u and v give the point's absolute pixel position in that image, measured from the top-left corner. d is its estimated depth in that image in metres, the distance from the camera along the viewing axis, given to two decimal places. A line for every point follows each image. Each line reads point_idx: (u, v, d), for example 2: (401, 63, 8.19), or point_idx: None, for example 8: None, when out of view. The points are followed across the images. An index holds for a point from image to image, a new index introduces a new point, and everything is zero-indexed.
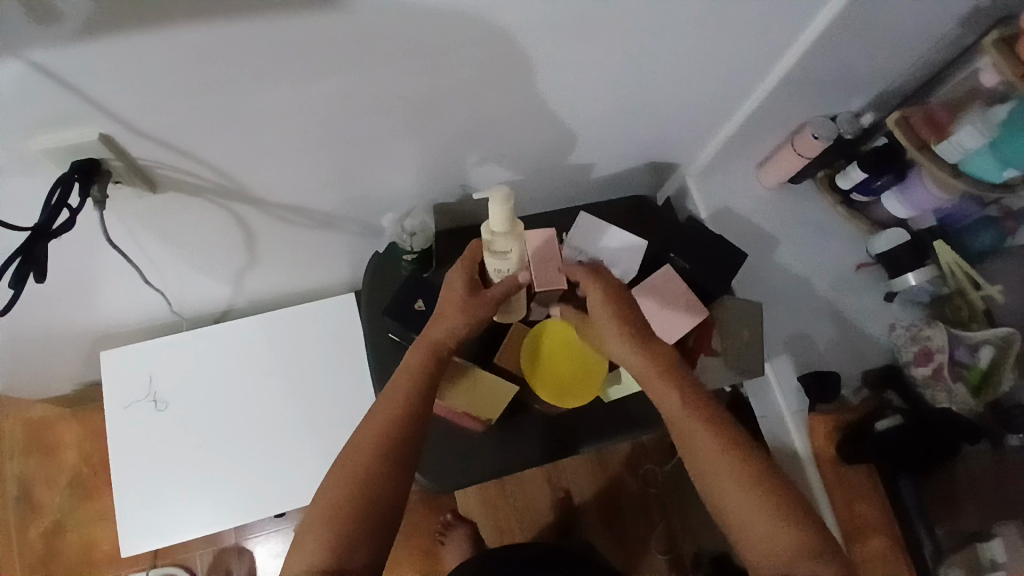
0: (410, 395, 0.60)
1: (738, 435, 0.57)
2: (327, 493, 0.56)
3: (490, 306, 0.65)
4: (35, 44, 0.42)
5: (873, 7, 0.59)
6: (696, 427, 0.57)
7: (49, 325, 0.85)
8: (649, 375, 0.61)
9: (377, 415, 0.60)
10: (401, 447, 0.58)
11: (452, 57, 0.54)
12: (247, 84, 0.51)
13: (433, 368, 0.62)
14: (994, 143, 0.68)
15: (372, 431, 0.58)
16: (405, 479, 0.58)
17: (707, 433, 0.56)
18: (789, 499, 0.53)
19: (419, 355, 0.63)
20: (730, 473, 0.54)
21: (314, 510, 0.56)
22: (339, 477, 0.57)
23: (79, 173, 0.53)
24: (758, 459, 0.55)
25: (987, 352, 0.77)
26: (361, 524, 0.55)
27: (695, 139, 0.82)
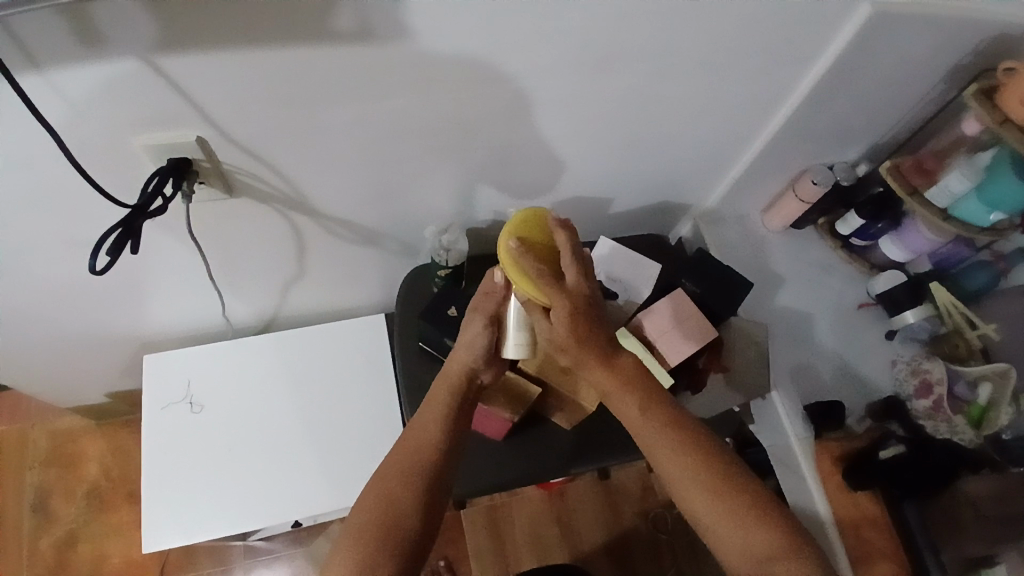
0: (437, 429, 0.65)
1: (701, 435, 0.60)
2: (357, 514, 0.60)
3: (479, 325, 0.68)
4: (165, 50, 0.51)
5: (858, 60, 0.69)
6: (660, 440, 0.60)
7: (103, 322, 0.91)
8: (617, 392, 0.62)
9: (405, 444, 0.65)
10: (429, 467, 0.63)
11: (499, 85, 0.63)
12: (327, 98, 0.60)
13: (457, 399, 0.68)
14: (980, 188, 0.76)
15: (401, 460, 0.63)
16: (435, 494, 0.62)
17: (666, 439, 0.59)
18: (759, 498, 0.57)
19: (441, 389, 0.69)
20: (693, 482, 0.58)
21: (350, 527, 0.59)
22: (369, 501, 0.60)
23: (175, 168, 0.61)
24: (726, 459, 0.59)
25: (986, 388, 0.81)
26: (395, 536, 0.58)
27: (706, 179, 0.90)
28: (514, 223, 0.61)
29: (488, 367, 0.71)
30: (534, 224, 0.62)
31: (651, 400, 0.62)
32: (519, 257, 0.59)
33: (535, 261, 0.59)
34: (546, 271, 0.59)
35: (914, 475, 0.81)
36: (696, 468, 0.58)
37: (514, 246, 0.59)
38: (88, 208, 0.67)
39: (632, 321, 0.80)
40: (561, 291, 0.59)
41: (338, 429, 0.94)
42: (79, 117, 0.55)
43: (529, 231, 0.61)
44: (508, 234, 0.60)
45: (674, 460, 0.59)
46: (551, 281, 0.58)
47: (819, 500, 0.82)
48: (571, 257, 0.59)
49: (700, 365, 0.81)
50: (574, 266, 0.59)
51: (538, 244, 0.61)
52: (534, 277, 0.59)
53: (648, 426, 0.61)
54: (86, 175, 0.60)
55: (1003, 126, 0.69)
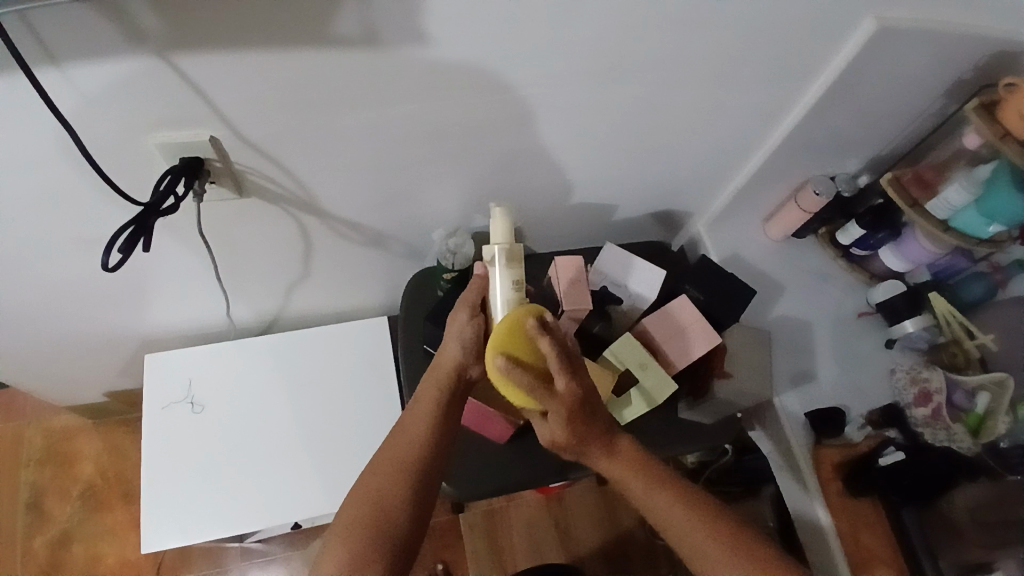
0: (428, 424, 0.64)
1: (712, 507, 0.61)
2: (349, 512, 0.61)
3: (466, 319, 0.66)
4: (183, 49, 0.51)
5: (862, 73, 0.70)
6: (669, 512, 0.60)
7: (105, 321, 0.91)
8: (627, 477, 0.61)
9: (396, 440, 0.64)
10: (420, 465, 0.63)
11: (511, 91, 0.64)
12: (341, 101, 0.60)
13: (446, 396, 0.65)
14: (979, 200, 0.77)
15: (391, 455, 0.63)
16: (425, 491, 0.63)
17: (681, 517, 0.59)
18: (774, 562, 0.58)
19: (430, 386, 0.66)
20: (714, 554, 0.58)
21: (342, 524, 0.60)
22: (358, 496, 0.62)
23: (189, 167, 0.62)
24: (738, 526, 0.60)
25: (983, 397, 0.82)
26: (385, 536, 0.59)
27: (710, 188, 0.91)
28: (497, 334, 0.58)
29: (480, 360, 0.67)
30: (516, 334, 0.57)
31: (659, 479, 0.61)
32: (509, 377, 0.56)
33: (525, 380, 0.56)
34: (536, 381, 0.56)
35: (912, 481, 0.83)
36: (705, 534, 0.59)
37: (502, 364, 0.56)
38: (98, 206, 0.67)
39: (636, 326, 0.81)
40: (554, 399, 0.56)
41: (338, 431, 0.93)
42: (93, 114, 0.56)
43: (516, 346, 0.57)
44: (494, 352, 0.57)
45: (683, 527, 0.59)
46: (542, 391, 0.56)
47: (818, 507, 0.84)
48: (559, 362, 0.55)
49: (703, 371, 0.82)
50: (563, 375, 0.55)
51: (526, 357, 0.57)
52: (526, 391, 0.56)
53: (662, 505, 0.60)
54: (101, 172, 0.60)
55: (1003, 140, 0.70)
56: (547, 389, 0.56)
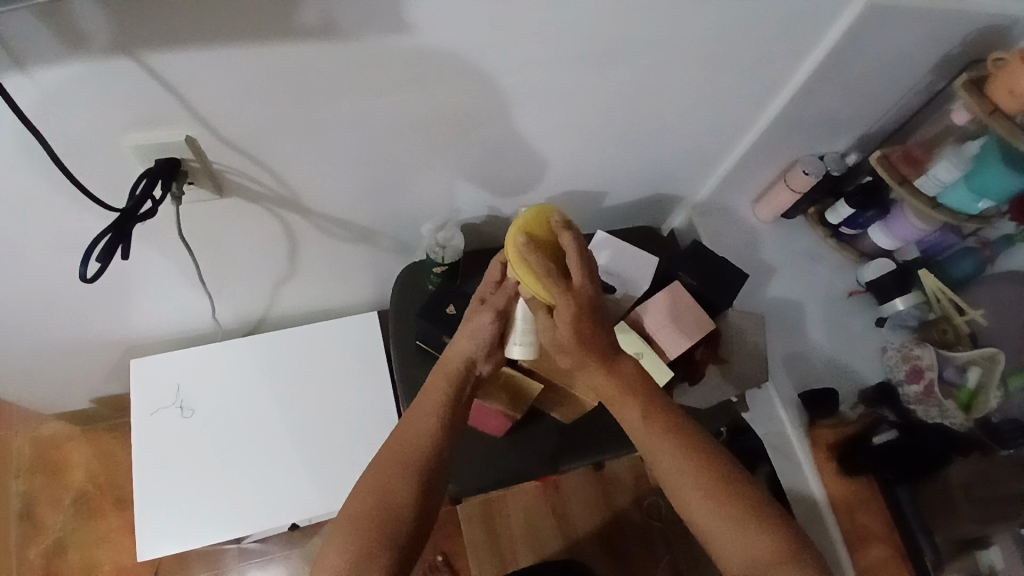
0: (436, 421, 0.65)
1: (698, 437, 0.61)
2: (353, 507, 0.60)
3: (486, 318, 0.69)
4: (153, 47, 0.49)
5: (851, 53, 0.70)
6: (662, 446, 0.60)
7: (88, 328, 0.88)
8: (615, 396, 0.62)
9: (403, 434, 0.64)
10: (428, 464, 0.62)
11: (495, 80, 0.62)
12: (325, 95, 0.58)
13: (456, 388, 0.67)
14: (968, 176, 0.77)
15: (401, 450, 0.63)
16: (430, 495, 0.62)
17: (665, 447, 0.59)
18: (759, 503, 0.57)
19: (439, 381, 0.68)
20: (693, 483, 0.58)
21: (341, 524, 0.59)
22: (368, 491, 0.60)
23: (162, 168, 0.60)
24: (722, 460, 0.60)
25: (974, 372, 0.83)
26: (390, 531, 0.58)
27: (699, 171, 0.90)
28: (522, 220, 0.60)
29: (488, 358, 0.71)
30: (542, 220, 0.60)
31: (653, 408, 0.61)
32: (528, 256, 0.58)
33: (544, 261, 0.58)
34: (552, 267, 0.58)
35: (906, 458, 0.86)
36: (699, 471, 0.58)
37: (523, 243, 0.58)
38: (73, 211, 0.65)
39: (630, 314, 0.81)
40: (568, 290, 0.58)
41: (331, 429, 0.92)
42: (61, 117, 0.53)
43: (537, 229, 0.60)
44: (516, 230, 0.59)
45: (673, 462, 0.59)
46: (558, 280, 0.58)
47: (817, 487, 0.88)
48: (579, 256, 0.58)
49: (696, 356, 0.83)
50: (580, 269, 0.58)
51: (546, 242, 0.60)
52: (540, 274, 0.58)
53: (651, 433, 0.60)
54: (75, 177, 0.58)
55: (992, 116, 0.70)
56: (564, 281, 0.58)
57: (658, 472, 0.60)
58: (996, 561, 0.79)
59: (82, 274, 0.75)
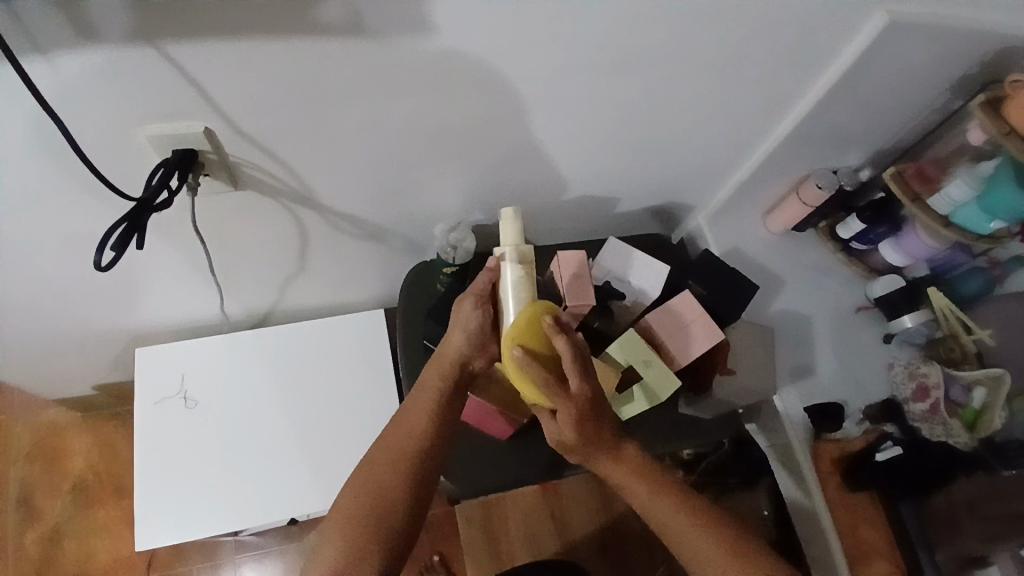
0: (427, 416, 0.64)
1: (706, 508, 0.63)
2: (345, 502, 0.60)
3: (473, 310, 0.66)
4: (174, 38, 0.49)
5: (869, 69, 0.69)
6: (675, 520, 0.61)
7: (94, 316, 0.88)
8: (624, 478, 0.63)
9: (396, 431, 0.64)
10: (420, 460, 0.62)
11: (513, 83, 0.62)
12: (341, 92, 0.58)
13: (447, 383, 0.65)
14: (980, 195, 0.77)
15: (394, 448, 0.62)
16: (423, 490, 0.62)
17: (679, 519, 0.61)
18: (773, 567, 0.60)
19: (432, 376, 0.66)
20: (710, 553, 0.60)
21: (334, 520, 0.60)
22: (360, 487, 0.61)
23: (181, 160, 0.60)
24: (733, 528, 0.62)
25: (980, 393, 0.83)
26: (381, 530, 0.59)
27: (711, 182, 0.90)
28: (515, 330, 0.61)
29: (481, 352, 0.67)
30: (535, 329, 0.61)
31: (661, 483, 0.63)
32: (524, 369, 0.59)
33: (540, 371, 0.59)
34: (550, 377, 0.59)
35: (910, 476, 0.87)
36: (714, 540, 0.60)
37: (519, 358, 0.59)
38: (87, 200, 0.65)
39: (639, 322, 0.81)
40: (565, 396, 0.59)
41: (333, 426, 0.92)
42: (80, 104, 0.53)
43: (531, 339, 0.60)
44: (512, 342, 0.61)
45: (688, 534, 0.61)
46: (556, 390, 0.59)
47: (818, 502, 0.87)
48: (574, 364, 0.59)
49: (703, 367, 0.82)
50: (577, 376, 0.59)
51: (542, 352, 0.60)
52: (541, 386, 0.60)
53: (663, 508, 0.62)
54: (90, 165, 0.58)
55: (1008, 137, 0.70)
56: (562, 388, 0.59)
57: (673, 546, 0.62)
58: None
59: (92, 263, 0.74)
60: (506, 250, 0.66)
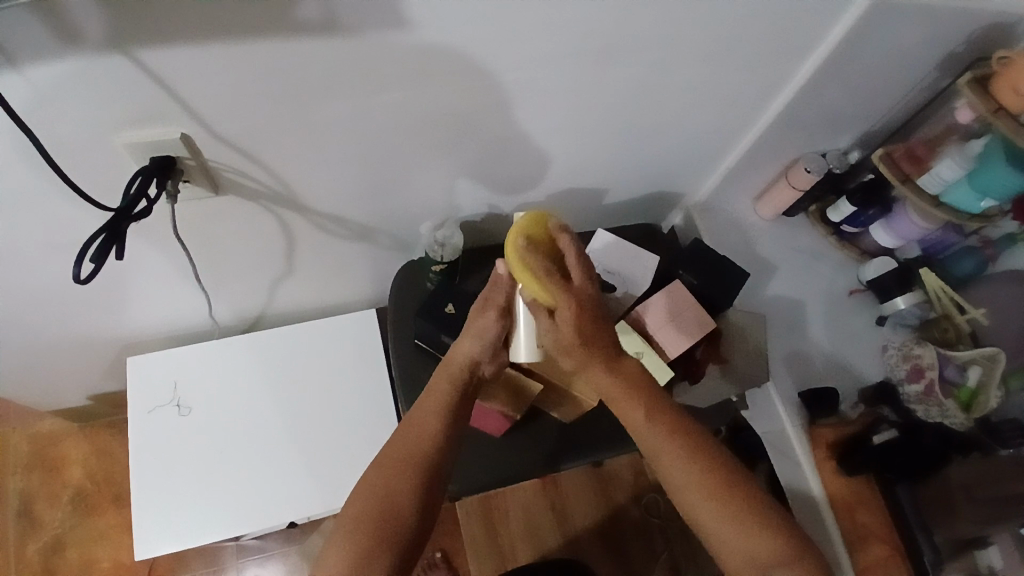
0: (438, 418, 0.64)
1: (700, 439, 0.61)
2: (354, 507, 0.59)
3: (490, 318, 0.65)
4: (146, 44, 0.48)
5: (855, 51, 0.69)
6: (666, 448, 0.60)
7: (85, 326, 0.88)
8: (616, 397, 0.62)
9: (405, 433, 0.63)
10: (430, 463, 0.62)
11: (494, 77, 0.61)
12: (322, 91, 0.57)
13: (459, 390, 0.66)
14: (971, 175, 0.77)
15: (404, 451, 0.62)
16: (432, 493, 0.62)
17: (670, 449, 0.60)
18: (759, 504, 0.59)
19: (442, 380, 0.66)
20: (695, 486, 0.59)
21: (342, 526, 0.59)
22: (369, 491, 0.60)
23: (158, 166, 0.59)
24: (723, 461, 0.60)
25: (975, 371, 0.83)
26: (391, 534, 0.58)
27: (700, 169, 0.89)
28: (521, 220, 0.58)
29: (492, 359, 0.68)
30: (538, 222, 0.59)
31: (656, 407, 0.61)
32: (529, 260, 0.57)
33: (545, 262, 0.58)
34: (553, 269, 0.58)
35: (905, 459, 0.88)
36: (702, 475, 0.59)
37: (524, 246, 0.57)
38: (68, 210, 0.64)
39: (631, 313, 0.80)
40: (569, 292, 0.58)
41: (329, 427, 0.92)
42: (53, 115, 0.52)
43: (535, 230, 0.58)
44: (516, 232, 0.58)
45: (676, 464, 0.59)
46: (558, 280, 0.58)
47: (814, 485, 0.89)
48: (577, 258, 0.59)
49: (696, 356, 0.82)
50: (580, 270, 0.59)
51: (543, 243, 0.59)
52: (542, 276, 0.57)
53: (655, 434, 0.60)
54: (67, 176, 0.57)
55: (996, 114, 0.69)
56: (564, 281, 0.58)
57: (660, 471, 0.61)
58: (994, 561, 0.82)
59: (76, 274, 0.74)
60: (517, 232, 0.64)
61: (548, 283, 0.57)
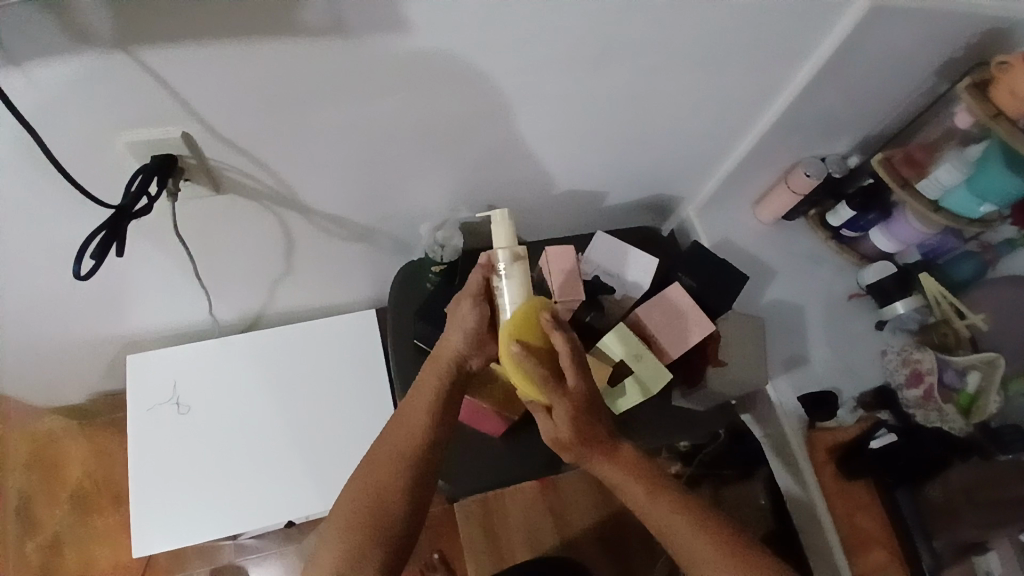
0: (428, 416, 0.63)
1: (709, 515, 0.60)
2: (345, 503, 0.60)
3: (470, 309, 0.63)
4: (146, 44, 0.49)
5: (854, 56, 0.69)
6: (676, 525, 0.59)
7: (84, 325, 0.88)
8: (621, 482, 0.62)
9: (395, 431, 0.63)
10: (422, 462, 0.62)
11: (494, 79, 0.62)
12: (322, 93, 0.58)
13: (446, 387, 0.64)
14: (970, 180, 0.77)
15: (395, 447, 0.62)
16: (425, 490, 0.62)
17: (681, 526, 0.59)
18: (782, 574, 0.58)
19: (429, 376, 0.64)
20: (713, 561, 0.58)
21: (332, 522, 0.60)
22: (360, 487, 0.60)
23: (159, 165, 0.59)
24: (735, 533, 0.59)
25: (974, 376, 0.85)
26: (380, 533, 0.58)
27: (699, 173, 0.90)
28: (512, 324, 0.59)
29: (479, 351, 0.65)
30: (534, 323, 0.59)
31: (660, 486, 0.61)
32: (522, 363, 0.57)
33: (538, 365, 0.58)
34: (548, 374, 0.58)
35: (905, 462, 0.86)
36: (716, 545, 0.58)
37: (517, 352, 0.57)
38: (68, 208, 0.64)
39: (629, 316, 0.80)
40: (562, 395, 0.58)
41: (327, 427, 0.92)
42: (56, 113, 0.53)
43: (528, 334, 0.59)
44: (510, 338, 0.59)
45: (690, 540, 0.59)
46: (553, 385, 0.58)
47: (812, 490, 0.87)
48: (573, 362, 0.58)
49: (695, 359, 0.83)
50: (574, 372, 0.58)
51: (538, 348, 0.59)
52: (537, 380, 0.58)
53: (663, 512, 0.60)
54: (68, 174, 0.57)
55: (995, 119, 0.70)
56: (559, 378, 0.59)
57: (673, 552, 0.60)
58: (993, 567, 0.81)
59: (78, 273, 0.74)
60: (500, 251, 0.63)
61: (543, 390, 0.58)
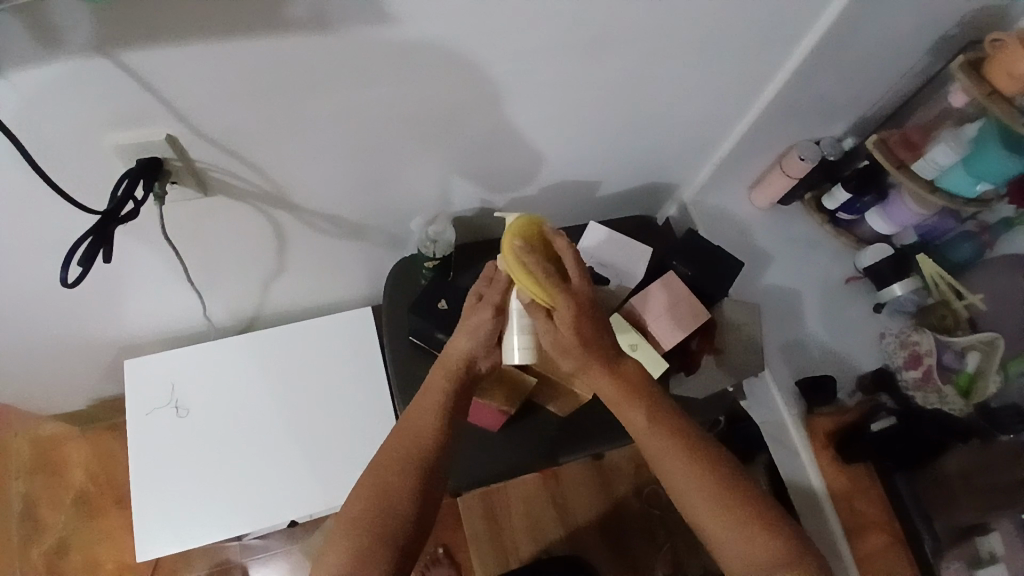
0: (435, 418, 0.63)
1: (703, 445, 0.62)
2: (351, 508, 0.59)
3: (488, 313, 0.65)
4: (126, 46, 0.48)
5: (846, 37, 0.68)
6: (664, 451, 0.61)
7: (79, 329, 0.88)
8: (620, 401, 0.64)
9: (402, 433, 0.63)
10: (430, 464, 0.62)
11: (481, 71, 0.61)
12: (307, 89, 0.57)
13: (456, 388, 0.65)
14: (966, 159, 0.76)
15: (402, 448, 0.62)
16: (431, 494, 0.61)
17: (669, 454, 0.60)
18: (766, 511, 0.58)
19: (439, 378, 0.66)
20: (697, 488, 0.59)
21: (337, 527, 0.59)
22: (366, 490, 0.60)
23: (145, 168, 0.59)
24: (725, 465, 0.60)
25: (973, 357, 0.83)
26: (387, 535, 0.58)
27: (692, 160, 0.89)
28: (513, 224, 0.59)
29: (488, 355, 0.68)
30: (532, 226, 0.59)
31: (658, 411, 0.63)
32: (527, 261, 0.57)
33: (541, 262, 0.58)
34: (551, 271, 0.58)
35: (903, 446, 0.87)
36: (701, 478, 0.59)
37: (520, 248, 0.57)
38: (55, 213, 0.64)
39: (625, 306, 0.80)
40: (566, 293, 0.58)
41: (327, 425, 0.92)
42: (38, 119, 0.52)
43: (530, 234, 0.59)
44: (511, 235, 0.58)
45: (677, 469, 0.60)
46: (557, 281, 0.58)
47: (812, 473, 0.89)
48: (574, 260, 0.59)
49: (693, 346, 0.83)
50: (576, 268, 0.59)
51: (539, 248, 0.59)
52: (542, 280, 0.58)
53: (656, 437, 0.61)
54: (52, 180, 0.57)
55: (990, 98, 0.69)
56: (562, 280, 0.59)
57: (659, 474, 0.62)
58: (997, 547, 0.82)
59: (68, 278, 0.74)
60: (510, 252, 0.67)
61: (547, 288, 0.58)
